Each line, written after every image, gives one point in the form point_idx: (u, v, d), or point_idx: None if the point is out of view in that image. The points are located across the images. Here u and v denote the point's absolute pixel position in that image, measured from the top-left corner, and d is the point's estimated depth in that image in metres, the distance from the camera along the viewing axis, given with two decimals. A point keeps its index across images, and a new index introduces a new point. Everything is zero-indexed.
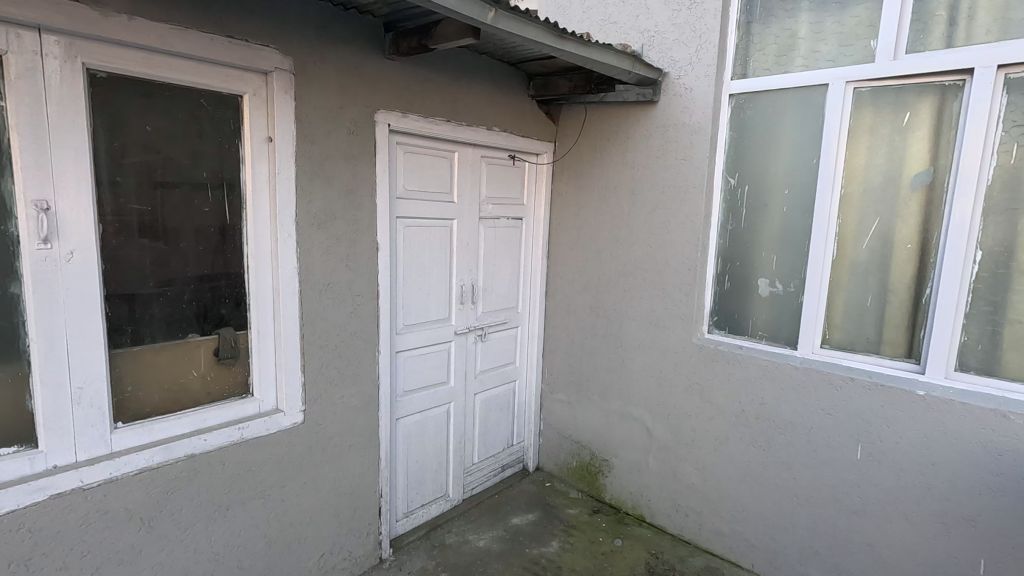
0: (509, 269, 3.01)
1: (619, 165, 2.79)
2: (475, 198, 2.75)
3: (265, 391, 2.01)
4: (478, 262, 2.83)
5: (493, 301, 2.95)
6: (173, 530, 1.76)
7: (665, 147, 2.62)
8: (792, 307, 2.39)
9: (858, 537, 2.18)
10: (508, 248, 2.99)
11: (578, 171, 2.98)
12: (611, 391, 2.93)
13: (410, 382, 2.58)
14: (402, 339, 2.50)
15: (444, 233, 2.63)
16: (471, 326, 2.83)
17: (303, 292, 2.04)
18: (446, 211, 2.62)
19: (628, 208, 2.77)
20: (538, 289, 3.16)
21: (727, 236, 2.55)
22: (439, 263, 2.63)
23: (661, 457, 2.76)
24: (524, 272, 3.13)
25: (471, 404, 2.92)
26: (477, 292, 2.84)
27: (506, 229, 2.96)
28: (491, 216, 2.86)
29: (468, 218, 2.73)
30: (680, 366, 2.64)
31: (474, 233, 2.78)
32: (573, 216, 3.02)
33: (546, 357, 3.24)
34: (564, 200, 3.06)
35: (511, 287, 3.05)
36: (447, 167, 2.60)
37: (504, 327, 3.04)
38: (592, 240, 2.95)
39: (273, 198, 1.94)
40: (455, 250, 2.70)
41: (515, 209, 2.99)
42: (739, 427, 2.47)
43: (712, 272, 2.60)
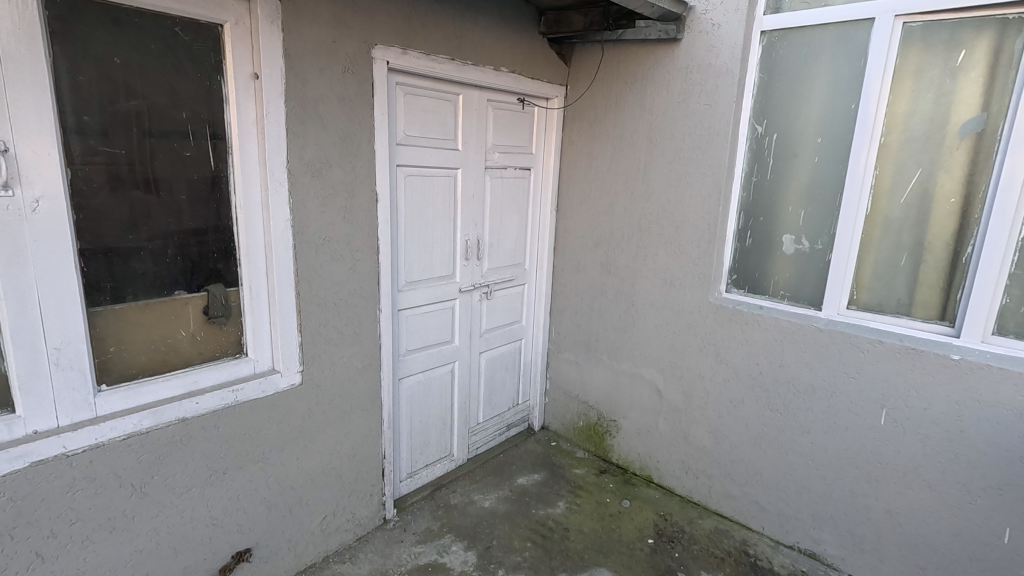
0: (515, 223, 2.86)
1: (637, 111, 2.59)
2: (481, 146, 2.56)
3: (261, 351, 1.90)
4: (484, 216, 2.67)
5: (499, 257, 2.81)
6: (167, 496, 1.68)
7: (688, 91, 2.42)
8: (818, 266, 2.25)
9: (875, 503, 2.12)
10: (514, 201, 2.82)
11: (591, 118, 2.77)
12: (621, 350, 2.83)
13: (412, 341, 2.46)
14: (403, 297, 2.37)
15: (447, 184, 2.45)
16: (477, 283, 2.70)
17: (297, 247, 1.89)
18: (450, 161, 2.44)
19: (645, 159, 2.59)
20: (546, 245, 3.01)
21: (751, 189, 2.38)
22: (443, 217, 2.47)
23: (671, 419, 2.68)
24: (531, 227, 2.97)
25: (476, 363, 2.83)
26: (483, 247, 2.70)
27: (513, 180, 2.78)
28: (497, 165, 2.68)
29: (473, 169, 2.55)
30: (694, 327, 2.53)
31: (480, 185, 2.61)
32: (585, 167, 2.84)
33: (554, 315, 3.12)
34: (575, 149, 2.87)
35: (518, 243, 2.90)
36: (451, 112, 2.40)
37: (510, 284, 2.91)
38: (605, 194, 2.78)
39: (262, 143, 1.76)
40: (459, 202, 2.53)
41: (523, 160, 2.81)
42: (756, 390, 2.38)
43: (733, 228, 2.44)
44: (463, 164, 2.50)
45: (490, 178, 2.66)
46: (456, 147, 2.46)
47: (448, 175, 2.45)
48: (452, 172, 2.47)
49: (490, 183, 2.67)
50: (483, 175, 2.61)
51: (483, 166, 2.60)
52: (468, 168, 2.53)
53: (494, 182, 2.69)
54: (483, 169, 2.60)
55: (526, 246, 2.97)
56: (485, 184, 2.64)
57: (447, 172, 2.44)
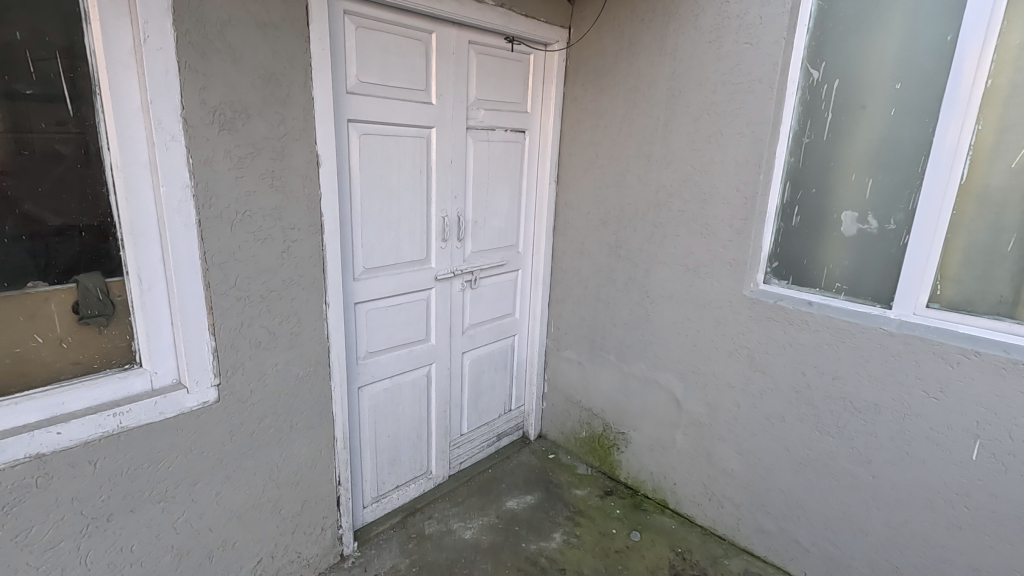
0: (505, 197, 2.37)
1: (655, 56, 2.08)
2: (460, 99, 2.07)
3: (160, 360, 1.46)
4: (465, 188, 2.19)
5: (485, 238, 2.33)
6: (20, 557, 1.26)
7: (721, 27, 1.89)
8: (889, 252, 1.75)
9: (957, 557, 1.65)
10: (504, 169, 2.33)
11: (599, 67, 2.26)
12: (631, 351, 2.36)
13: (375, 341, 2.01)
14: (361, 287, 1.91)
15: (417, 147, 1.97)
16: (457, 269, 2.23)
17: (204, 223, 1.43)
18: (419, 117, 1.95)
19: (665, 117, 2.08)
20: (544, 224, 2.53)
21: (800, 153, 1.88)
22: (411, 187, 1.99)
23: (692, 435, 2.22)
24: (525, 202, 2.48)
25: (459, 364, 2.37)
26: (465, 226, 2.22)
27: (502, 145, 2.29)
28: (481, 125, 2.18)
29: (450, 128, 2.06)
30: (723, 326, 2.05)
31: (460, 150, 2.12)
32: (591, 129, 2.33)
33: (553, 307, 2.65)
34: (579, 107, 2.36)
35: (509, 221, 2.42)
36: (420, 55, 1.91)
37: (499, 270, 2.44)
38: (614, 161, 2.28)
39: (142, 80, 1.29)
40: (432, 170, 2.05)
41: (515, 119, 2.31)
42: (801, 407, 1.90)
43: (776, 203, 1.94)
44: (437, 121, 2.01)
45: (472, 141, 2.17)
46: (428, 100, 1.97)
47: (417, 134, 1.96)
48: (422, 131, 1.98)
49: (472, 147, 2.18)
50: (463, 136, 2.12)
51: (464, 126, 2.11)
52: (443, 127, 2.04)
53: (478, 145, 2.19)
54: (463, 128, 2.11)
55: (518, 224, 2.48)
56: (467, 148, 2.15)
57: (416, 131, 1.95)
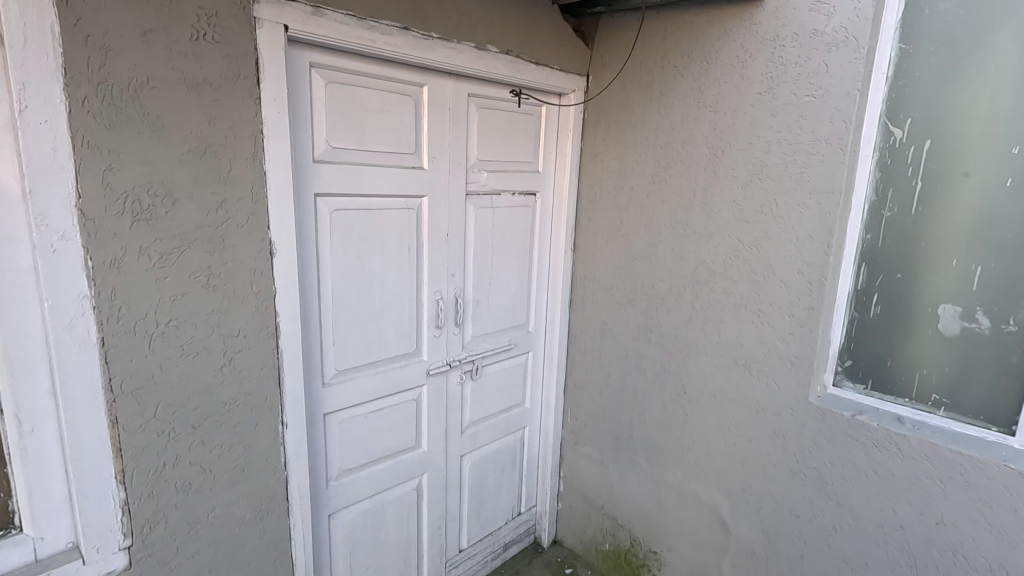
0: (512, 271, 2.02)
1: (692, 109, 1.73)
2: (457, 162, 1.74)
3: (48, 522, 1.10)
4: (464, 265, 1.84)
5: (488, 319, 1.97)
6: None
7: (775, 77, 1.55)
8: (1007, 361, 1.35)
9: None
10: (511, 239, 1.98)
11: (623, 121, 1.92)
12: (665, 456, 1.95)
13: (350, 456, 1.64)
14: (331, 393, 1.55)
15: (404, 220, 1.63)
16: (454, 360, 1.87)
17: (110, 342, 1.08)
18: (406, 185, 1.61)
19: (705, 180, 1.72)
20: (559, 299, 2.16)
21: (880, 228, 1.49)
22: (397, 269, 1.64)
23: (743, 568, 1.79)
24: (536, 273, 2.12)
25: (456, 470, 1.98)
26: (464, 308, 1.87)
27: (509, 211, 1.95)
28: (483, 189, 1.84)
29: (445, 196, 1.73)
30: (782, 438, 1.64)
31: (457, 220, 1.78)
32: (613, 190, 1.98)
33: (570, 393, 2.26)
34: (599, 166, 2.02)
35: (518, 297, 2.06)
36: (409, 113, 1.59)
37: (505, 355, 2.07)
38: (641, 229, 1.92)
39: (21, 164, 0.97)
40: (423, 246, 1.70)
41: (523, 180, 1.97)
42: (891, 554, 1.47)
43: (848, 290, 1.54)
44: (428, 188, 1.67)
45: (472, 209, 1.83)
46: (417, 165, 1.64)
47: (404, 206, 1.62)
48: (411, 201, 1.64)
49: (473, 215, 1.84)
50: (461, 204, 1.78)
51: (462, 192, 1.77)
52: (436, 196, 1.70)
53: (478, 213, 1.85)
54: (461, 195, 1.77)
55: (528, 299, 2.12)
56: (465, 218, 1.81)
57: (402, 202, 1.62)
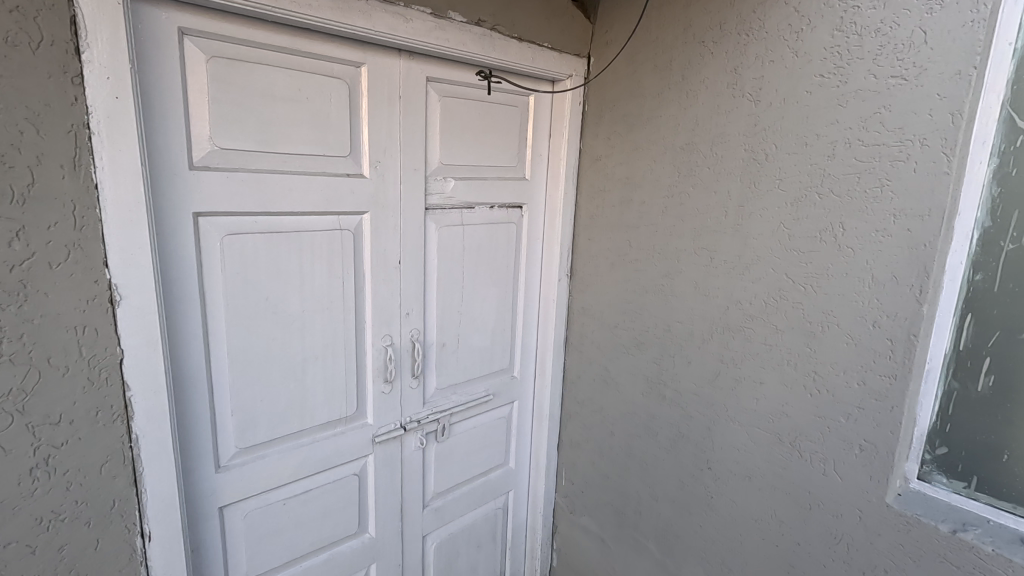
0: (490, 304, 1.61)
1: (724, 99, 1.29)
2: (412, 168, 1.33)
3: None
4: (422, 299, 1.43)
5: (458, 366, 1.56)
6: None
7: (843, 52, 1.10)
8: None
9: None
10: (488, 264, 1.57)
11: (632, 115, 1.49)
12: (681, 546, 1.52)
13: (261, 557, 1.24)
14: (228, 479, 1.15)
15: (331, 245, 1.22)
16: (410, 422, 1.45)
17: None
18: (334, 199, 1.21)
19: (739, 195, 1.29)
20: (552, 337, 1.74)
21: (1001, 262, 1.00)
22: (322, 309, 1.24)
23: None
24: (523, 306, 1.70)
25: (415, 554, 1.58)
26: (422, 354, 1.46)
27: (484, 229, 1.54)
28: (448, 203, 1.43)
29: (394, 213, 1.32)
30: (842, 550, 1.20)
31: (410, 243, 1.36)
32: (619, 204, 1.55)
33: (564, 451, 1.84)
34: (602, 173, 1.59)
35: (498, 336, 1.65)
36: (339, 103, 1.18)
37: (481, 408, 1.65)
38: (653, 255, 1.48)
39: None
40: (362, 278, 1.30)
41: (505, 191, 1.55)
42: None
43: (948, 348, 1.07)
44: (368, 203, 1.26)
45: (436, 229, 1.43)
46: (352, 172, 1.23)
47: (331, 227, 1.22)
48: (342, 220, 1.23)
49: (435, 236, 1.43)
50: (416, 223, 1.37)
51: (419, 206, 1.36)
52: (380, 213, 1.29)
53: (442, 233, 1.44)
54: (417, 211, 1.36)
55: (512, 337, 1.70)
56: (424, 240, 1.40)
57: (328, 222, 1.21)
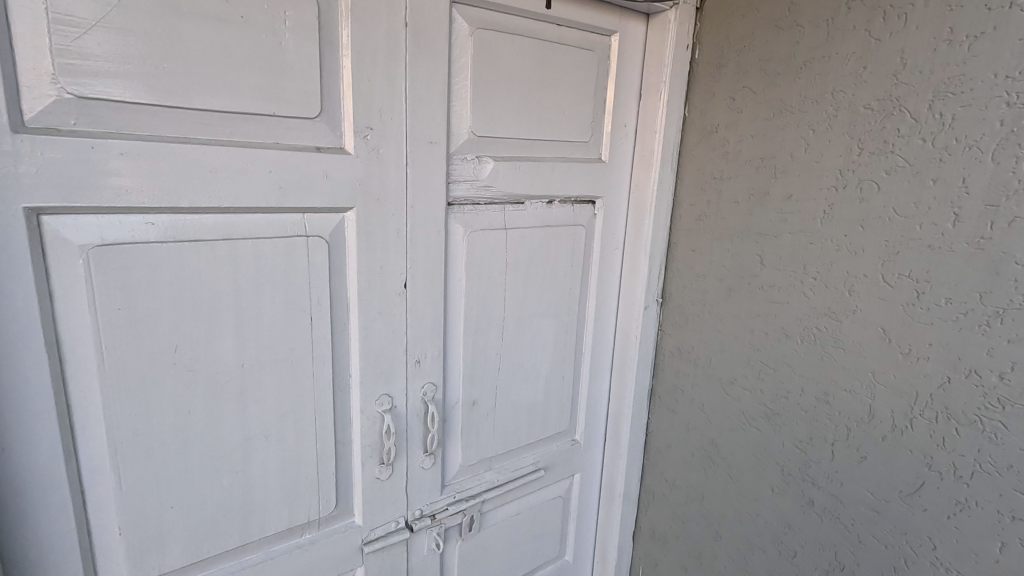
0: (544, 343, 1.11)
1: (967, 16, 0.72)
2: (424, 141, 0.85)
3: None
4: (439, 341, 0.95)
5: (494, 434, 1.07)
6: None
7: None
8: None
9: None
10: (543, 286, 1.08)
11: (775, 61, 0.94)
12: None
13: None
14: None
15: (287, 261, 0.77)
16: (418, 518, 0.99)
17: None
18: (290, 188, 0.75)
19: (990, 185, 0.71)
20: (632, 388, 1.22)
21: None
22: (275, 361, 0.78)
23: None
24: (593, 345, 1.19)
25: None
26: (440, 420, 0.98)
27: (539, 235, 1.04)
28: (482, 196, 0.95)
29: (395, 211, 0.84)
30: None
31: (421, 257, 0.89)
32: (746, 200, 1.01)
33: (643, 544, 1.32)
34: (718, 154, 1.05)
35: (555, 386, 1.15)
36: (300, 32, 0.72)
37: (527, 488, 1.16)
38: (804, 281, 0.93)
39: None
40: (342, 312, 0.83)
41: (570, 179, 1.05)
42: None
43: None
44: (350, 194, 0.80)
45: (463, 235, 0.94)
46: (323, 145, 0.77)
47: (288, 232, 0.76)
48: (306, 220, 0.77)
49: (462, 245, 0.94)
50: (431, 226, 0.89)
51: (435, 200, 0.88)
52: (371, 210, 0.82)
53: (472, 241, 0.96)
54: (432, 208, 0.88)
55: (575, 387, 1.20)
56: (444, 252, 0.92)
57: (283, 224, 0.75)
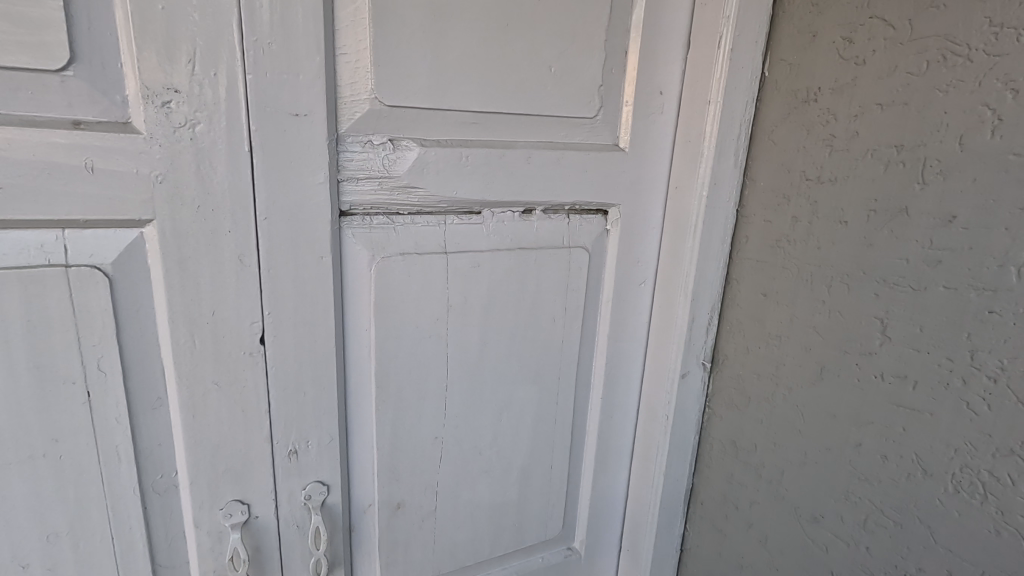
0: (515, 424, 0.73)
1: None
2: (279, 113, 0.51)
3: None
4: (329, 420, 0.62)
5: (433, 547, 0.73)
6: None
7: None
8: None
9: None
10: (513, 341, 0.69)
11: None
12: None
13: None
14: None
15: (28, 308, 0.47)
16: None
17: None
18: (23, 190, 0.45)
19: None
20: (660, 493, 0.81)
21: None
22: (22, 461, 0.50)
23: None
24: (603, 425, 0.79)
25: None
26: (338, 533, 0.66)
27: (508, 262, 0.66)
28: (399, 201, 0.59)
29: (230, 225, 0.52)
30: None
31: (284, 298, 0.56)
32: (863, 219, 0.57)
33: None
34: (816, 136, 0.61)
35: (536, 483, 0.78)
36: None
37: None
38: (969, 379, 0.49)
39: None
40: (148, 382, 0.53)
41: (560, 177, 0.65)
42: None
43: None
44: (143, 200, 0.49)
45: (368, 262, 0.60)
46: (86, 118, 0.46)
47: (28, 262, 0.47)
48: (65, 244, 0.48)
49: (365, 277, 0.60)
50: (302, 250, 0.56)
51: (307, 210, 0.55)
52: (186, 224, 0.51)
53: (380, 272, 0.60)
54: (300, 222, 0.55)
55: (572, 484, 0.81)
56: (330, 289, 0.58)
57: (14, 249, 0.46)
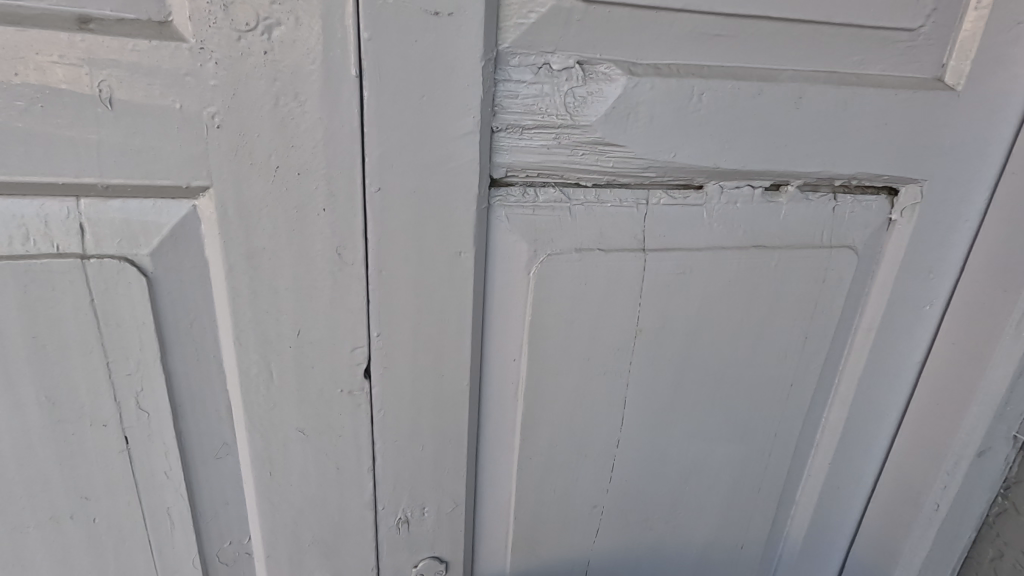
0: (703, 494, 0.51)
1: None
2: (407, 12, 0.30)
3: None
4: (452, 482, 0.43)
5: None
6: None
7: None
8: None
9: None
10: (721, 384, 0.46)
11: None
12: None
13: None
14: None
15: (33, 321, 0.31)
16: None
17: None
18: (8, 136, 0.28)
19: None
20: None
21: None
22: (45, 523, 0.36)
23: None
24: (824, 500, 0.55)
25: None
26: None
27: (735, 267, 0.42)
28: (582, 167, 0.37)
29: (323, 202, 0.33)
30: None
31: (400, 315, 0.37)
32: None
33: None
34: None
35: (718, 564, 0.56)
36: None
37: None
38: None
39: None
40: (208, 425, 0.37)
41: (842, 134, 0.39)
42: None
43: None
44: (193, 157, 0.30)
45: (528, 262, 0.38)
46: (101, 16, 0.28)
47: (26, 249, 0.30)
48: (81, 223, 0.30)
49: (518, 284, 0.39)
50: (430, 243, 0.35)
51: (442, 180, 0.34)
52: (259, 196, 0.32)
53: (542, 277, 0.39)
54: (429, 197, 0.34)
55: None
56: (470, 302, 0.38)
57: (6, 230, 0.29)
